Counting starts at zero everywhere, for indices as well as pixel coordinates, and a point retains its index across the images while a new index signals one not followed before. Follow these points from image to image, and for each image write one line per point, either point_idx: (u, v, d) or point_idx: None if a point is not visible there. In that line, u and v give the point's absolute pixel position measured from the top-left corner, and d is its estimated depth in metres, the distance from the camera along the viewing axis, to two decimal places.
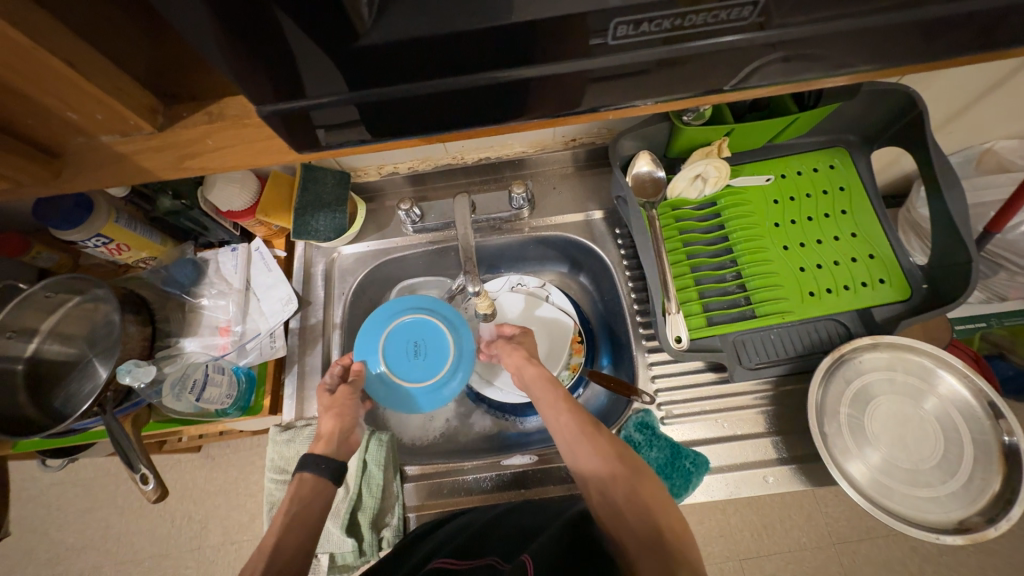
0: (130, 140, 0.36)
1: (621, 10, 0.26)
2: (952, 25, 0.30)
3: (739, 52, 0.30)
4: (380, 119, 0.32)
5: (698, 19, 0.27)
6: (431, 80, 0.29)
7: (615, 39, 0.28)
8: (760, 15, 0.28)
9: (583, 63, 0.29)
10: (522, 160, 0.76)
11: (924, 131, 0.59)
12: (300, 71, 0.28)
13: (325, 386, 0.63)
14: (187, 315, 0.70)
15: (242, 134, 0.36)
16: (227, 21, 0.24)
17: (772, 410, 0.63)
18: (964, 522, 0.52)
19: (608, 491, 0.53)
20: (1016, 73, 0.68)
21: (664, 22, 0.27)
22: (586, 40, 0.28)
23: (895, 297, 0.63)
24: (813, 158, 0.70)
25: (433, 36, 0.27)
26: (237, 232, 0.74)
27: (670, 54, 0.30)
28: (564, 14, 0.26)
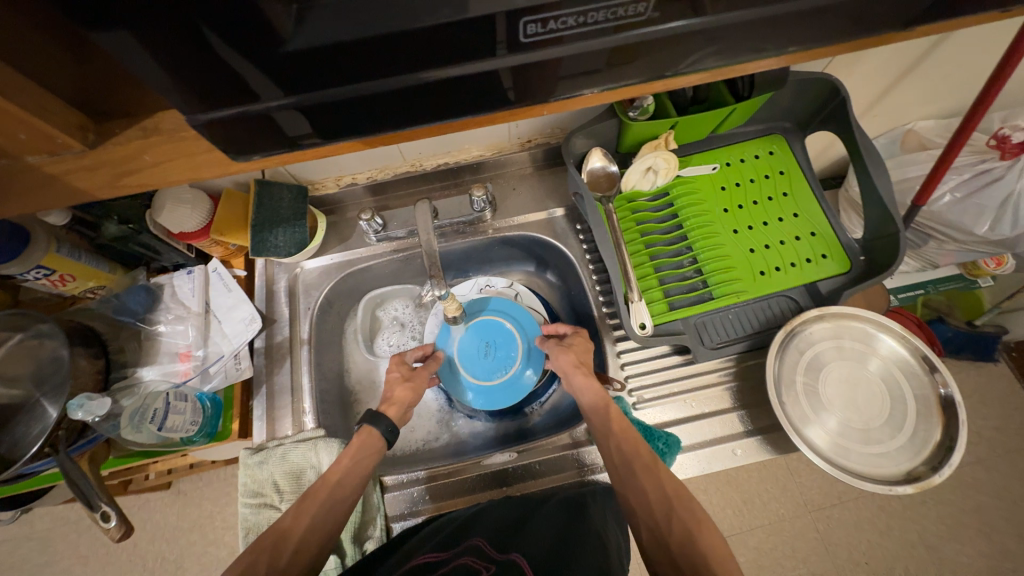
0: (61, 161, 0.35)
1: (529, 9, 0.27)
2: (842, 12, 0.33)
3: (653, 44, 0.32)
4: (322, 122, 0.32)
5: (601, 14, 0.29)
6: (362, 83, 0.30)
7: (527, 36, 0.29)
8: (659, 9, 0.29)
9: (504, 60, 0.31)
10: (481, 163, 0.77)
11: (847, 114, 0.64)
12: (227, 82, 0.28)
13: (404, 358, 0.68)
14: (144, 343, 0.67)
15: (182, 148, 0.36)
16: (145, 36, 0.24)
17: (735, 385, 0.66)
18: (912, 472, 0.56)
19: (660, 532, 0.48)
20: (924, 58, 0.74)
21: (570, 19, 0.29)
22: (503, 38, 0.29)
23: (837, 270, 0.67)
24: (754, 145, 0.74)
25: (358, 40, 0.27)
26: (191, 253, 0.72)
27: (585, 50, 0.31)
28: (476, 14, 0.27)
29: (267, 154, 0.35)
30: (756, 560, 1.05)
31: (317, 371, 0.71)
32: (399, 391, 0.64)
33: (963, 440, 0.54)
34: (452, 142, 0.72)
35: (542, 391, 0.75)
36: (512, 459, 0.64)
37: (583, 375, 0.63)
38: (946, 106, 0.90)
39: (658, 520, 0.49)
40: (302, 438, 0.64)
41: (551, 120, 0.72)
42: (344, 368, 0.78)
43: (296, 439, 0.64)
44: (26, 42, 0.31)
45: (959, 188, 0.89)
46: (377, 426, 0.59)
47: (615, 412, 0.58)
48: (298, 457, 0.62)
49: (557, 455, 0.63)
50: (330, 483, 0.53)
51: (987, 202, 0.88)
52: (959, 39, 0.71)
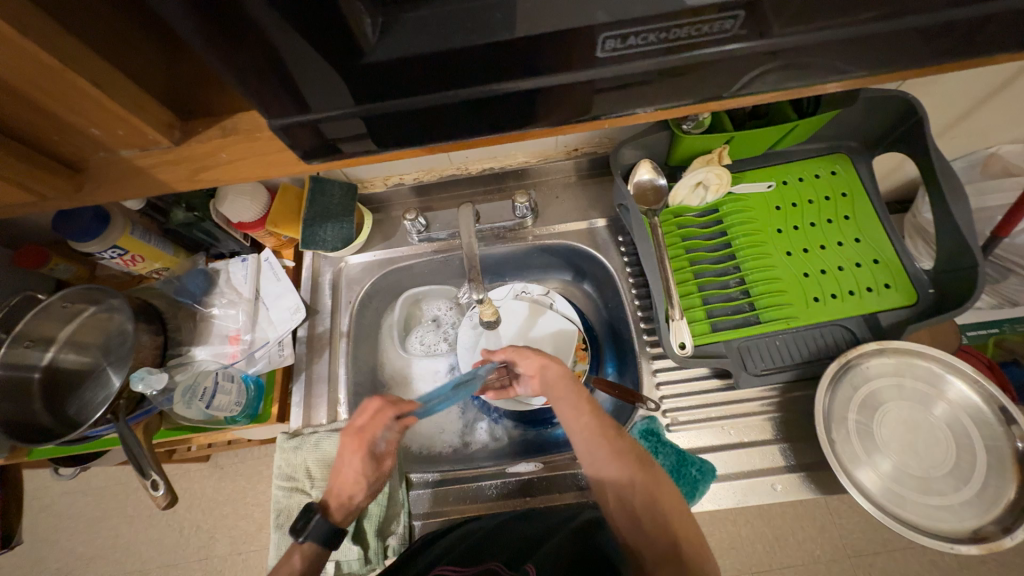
0: (148, 155, 0.38)
1: (609, 25, 0.27)
2: (934, 34, 0.30)
3: (729, 61, 0.31)
4: (387, 131, 0.33)
5: (683, 32, 0.28)
6: (434, 94, 0.31)
7: (604, 52, 0.29)
8: (744, 27, 0.29)
9: (572, 76, 0.30)
10: (526, 169, 0.77)
11: (924, 136, 0.60)
12: (312, 88, 0.29)
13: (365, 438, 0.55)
14: (199, 324, 0.72)
15: (254, 148, 0.37)
16: (233, 45, 0.26)
17: (779, 417, 0.62)
18: (978, 532, 0.51)
19: (626, 497, 0.53)
20: (1017, 77, 0.68)
21: (650, 35, 0.28)
22: (576, 55, 0.29)
23: (902, 302, 0.62)
24: (815, 164, 0.70)
25: (432, 54, 0.28)
26: (247, 242, 0.76)
27: (661, 66, 0.30)
28: (557, 28, 0.27)
29: (327, 160, 0.36)
30: None
31: (353, 363, 0.74)
32: (348, 482, 0.55)
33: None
34: (499, 147, 0.73)
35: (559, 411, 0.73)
36: (535, 470, 0.63)
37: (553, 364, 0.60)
38: None
39: (623, 488, 0.53)
40: (336, 428, 0.66)
41: (599, 129, 0.71)
42: (378, 363, 0.80)
43: (331, 428, 0.66)
44: (128, 45, 0.34)
45: None
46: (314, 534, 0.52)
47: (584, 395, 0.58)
48: (331, 446, 0.64)
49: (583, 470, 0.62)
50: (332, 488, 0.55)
51: None
52: None
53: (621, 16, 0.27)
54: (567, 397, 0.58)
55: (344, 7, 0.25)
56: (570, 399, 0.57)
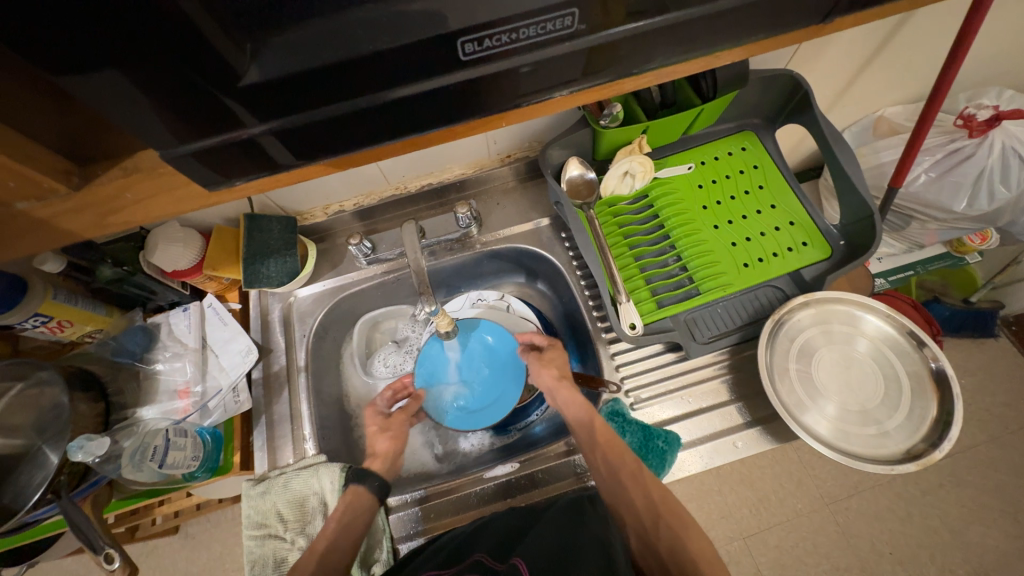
0: (46, 206, 0.36)
1: (460, 31, 0.30)
2: (765, 12, 0.35)
3: (594, 51, 0.34)
4: (292, 145, 0.34)
5: (530, 30, 0.31)
6: (312, 111, 0.32)
7: (466, 56, 0.31)
8: (582, 21, 0.31)
9: (448, 79, 0.32)
10: (464, 181, 0.79)
11: (812, 106, 0.66)
12: (192, 119, 0.30)
13: (380, 408, 0.70)
14: (143, 382, 0.68)
15: (160, 184, 0.37)
16: (111, 75, 0.26)
17: (730, 378, 0.66)
18: (912, 450, 0.56)
19: (648, 533, 0.54)
20: (881, 46, 0.77)
21: (503, 36, 0.31)
22: (444, 59, 0.31)
23: (818, 256, 0.68)
24: (726, 142, 0.76)
25: (311, 70, 0.29)
26: (186, 291, 0.73)
27: (526, 62, 0.33)
28: (414, 39, 0.29)
29: (251, 178, 0.36)
30: (779, 559, 1.03)
31: (316, 397, 0.72)
32: (382, 443, 0.66)
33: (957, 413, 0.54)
34: (434, 163, 0.75)
35: (536, 406, 0.74)
36: (514, 471, 0.64)
37: (568, 390, 0.65)
38: (911, 91, 0.93)
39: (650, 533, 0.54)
40: (304, 465, 0.64)
41: (527, 134, 0.74)
42: (344, 393, 0.78)
43: (298, 466, 0.64)
44: None
45: (933, 168, 0.91)
46: (360, 483, 0.59)
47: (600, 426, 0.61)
48: (300, 484, 0.62)
49: (561, 461, 0.64)
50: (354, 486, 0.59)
51: (961, 179, 0.90)
52: (911, 27, 0.74)
53: (469, 21, 0.29)
54: (587, 430, 0.61)
55: (212, 37, 0.26)
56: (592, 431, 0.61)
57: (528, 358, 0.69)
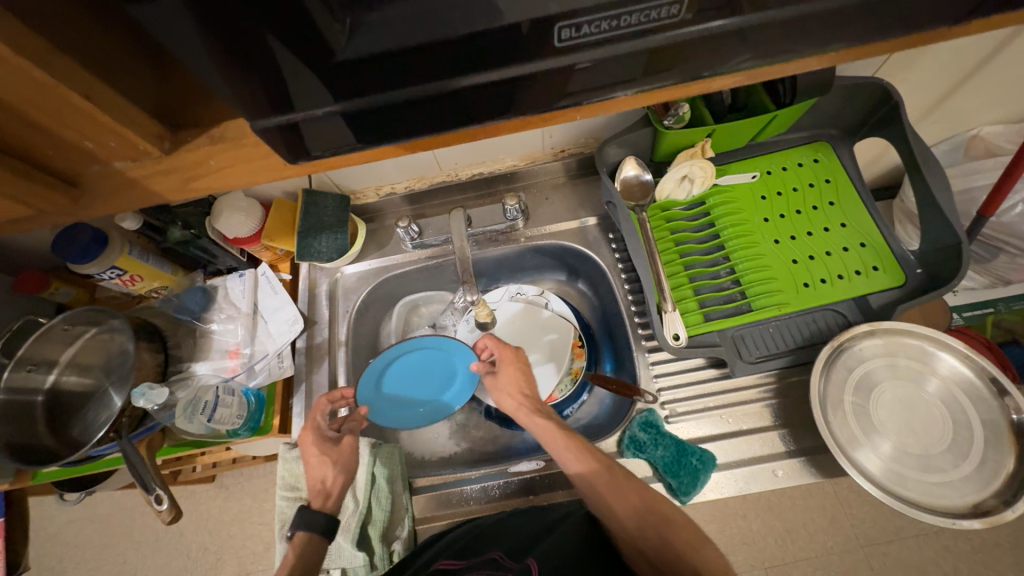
0: (142, 166, 0.39)
1: (557, 15, 0.28)
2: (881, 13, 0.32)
3: (689, 44, 0.32)
4: (363, 127, 0.34)
5: (629, 19, 0.29)
6: (399, 90, 0.32)
7: (561, 42, 0.30)
8: (689, 10, 0.29)
9: (536, 65, 0.32)
10: (515, 172, 0.79)
11: (902, 119, 0.61)
12: (284, 86, 0.30)
13: (320, 429, 0.60)
14: (199, 340, 0.72)
15: (241, 154, 0.38)
16: (207, 47, 0.26)
17: (777, 403, 0.63)
18: (979, 506, 0.51)
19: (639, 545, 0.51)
20: (990, 59, 0.70)
21: (603, 23, 0.29)
22: (536, 43, 0.30)
23: (890, 283, 0.63)
24: (797, 152, 0.71)
25: (403, 49, 0.29)
26: (243, 257, 0.77)
27: (621, 51, 0.31)
28: (509, 22, 0.29)
29: (306, 160, 0.37)
30: None
31: (352, 372, 0.75)
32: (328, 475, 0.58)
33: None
34: (487, 152, 0.74)
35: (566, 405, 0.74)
36: (540, 468, 0.63)
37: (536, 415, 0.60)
38: (1017, 110, 0.84)
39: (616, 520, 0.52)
40: None
41: (584, 130, 0.72)
42: None
43: None
44: (120, 63, 0.35)
45: None
46: (308, 530, 0.54)
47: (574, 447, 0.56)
48: None
49: None
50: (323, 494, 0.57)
51: None
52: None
53: (570, 6, 0.28)
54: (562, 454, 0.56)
55: (319, 19, 0.27)
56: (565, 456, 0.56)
57: (490, 381, 0.66)
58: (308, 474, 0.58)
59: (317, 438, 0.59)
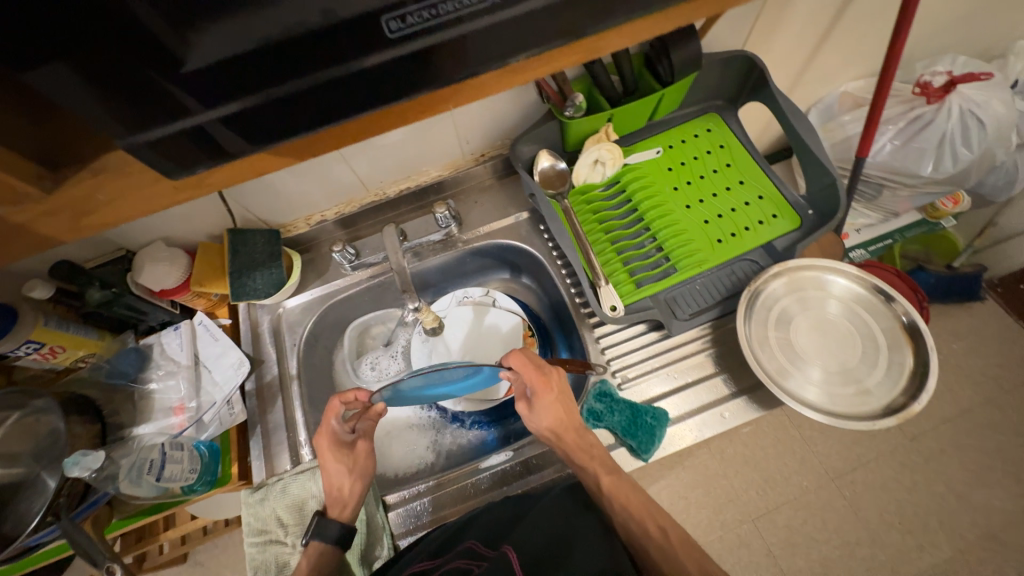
0: (25, 209, 0.37)
1: (381, 9, 0.29)
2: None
3: (535, 16, 0.32)
4: (255, 127, 0.33)
5: (449, 6, 0.30)
6: (251, 94, 0.31)
7: (393, 34, 0.30)
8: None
9: (381, 58, 0.31)
10: (441, 182, 0.81)
11: (768, 84, 0.70)
12: (148, 113, 0.29)
13: (338, 437, 0.61)
14: (139, 403, 0.69)
15: (129, 182, 0.39)
16: (50, 71, 0.25)
17: (714, 351, 0.68)
18: (893, 405, 0.57)
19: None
20: (835, 23, 0.80)
21: (425, 12, 0.29)
22: (370, 39, 0.30)
23: (789, 227, 0.71)
24: (692, 125, 0.78)
25: (255, 50, 0.29)
26: (176, 309, 0.74)
27: (455, 36, 0.32)
28: (331, 20, 0.28)
29: (212, 166, 0.35)
30: None
31: (310, 404, 0.73)
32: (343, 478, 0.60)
33: (929, 363, 0.57)
34: (410, 166, 0.77)
35: None
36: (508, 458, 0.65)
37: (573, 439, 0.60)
38: (871, 65, 0.96)
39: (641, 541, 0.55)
40: (301, 469, 0.64)
41: (498, 132, 0.76)
42: None
43: (296, 471, 0.64)
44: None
45: (898, 136, 0.94)
46: (325, 540, 0.57)
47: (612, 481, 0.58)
48: (299, 488, 0.63)
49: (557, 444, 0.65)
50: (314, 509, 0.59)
51: (925, 144, 0.92)
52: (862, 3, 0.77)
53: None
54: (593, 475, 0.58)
55: (157, 29, 0.26)
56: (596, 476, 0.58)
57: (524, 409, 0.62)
58: (325, 478, 0.60)
59: (332, 445, 0.61)
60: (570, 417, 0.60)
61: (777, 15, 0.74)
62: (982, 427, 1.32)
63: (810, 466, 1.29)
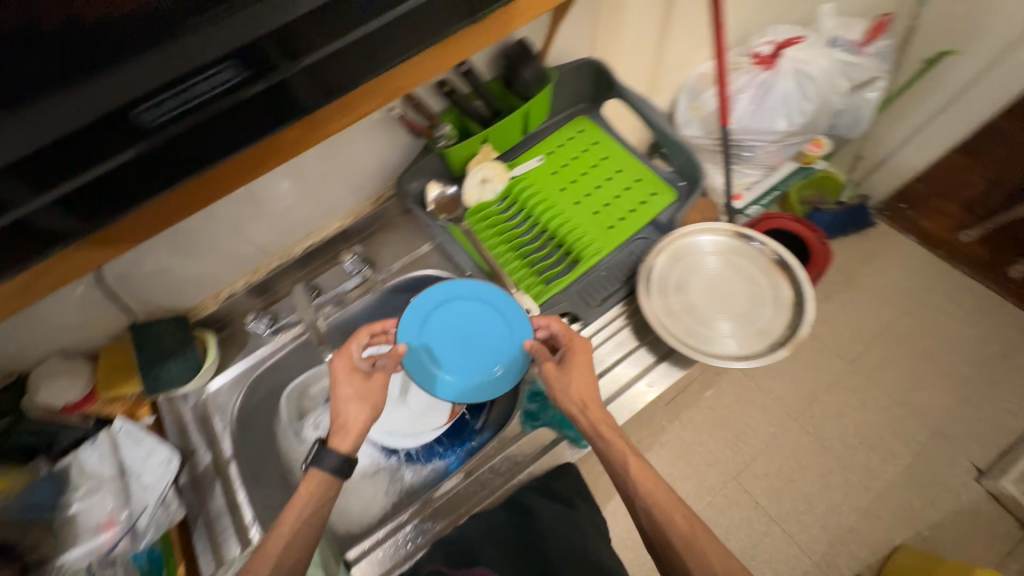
0: None
1: (133, 101, 0.36)
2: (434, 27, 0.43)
3: (291, 82, 0.40)
4: (61, 223, 0.38)
5: (198, 87, 0.37)
6: (45, 191, 0.36)
7: (154, 119, 0.37)
8: (238, 69, 0.38)
9: (157, 138, 0.38)
10: (346, 230, 0.82)
11: (615, 82, 0.79)
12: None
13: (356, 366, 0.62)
14: (59, 531, 0.63)
15: None
16: None
17: (627, 327, 0.73)
18: (785, 333, 0.66)
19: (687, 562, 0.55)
20: (665, 18, 0.91)
21: (175, 96, 0.37)
22: (136, 124, 0.37)
23: (668, 200, 0.77)
24: (567, 129, 0.84)
25: (34, 153, 0.34)
26: (89, 422, 0.69)
27: (217, 111, 0.39)
28: (96, 115, 0.35)
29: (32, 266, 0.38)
30: None
31: (253, 481, 0.72)
32: (353, 411, 0.61)
33: (805, 288, 0.67)
34: (309, 222, 0.78)
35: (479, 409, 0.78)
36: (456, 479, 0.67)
37: (593, 411, 0.61)
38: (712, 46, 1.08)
39: (664, 530, 0.57)
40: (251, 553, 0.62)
41: (388, 171, 0.78)
42: (287, 471, 0.77)
43: (245, 555, 0.62)
44: None
45: (752, 101, 1.05)
46: None
47: (638, 463, 0.60)
48: None
49: (512, 448, 0.67)
50: None
51: (772, 104, 1.04)
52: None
53: (137, 93, 0.36)
54: (620, 458, 0.60)
55: None
56: (626, 460, 0.59)
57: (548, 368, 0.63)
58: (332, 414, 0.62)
59: (349, 371, 0.62)
60: (590, 386, 0.62)
61: (611, 20, 0.83)
62: (906, 335, 1.46)
63: (770, 410, 1.39)
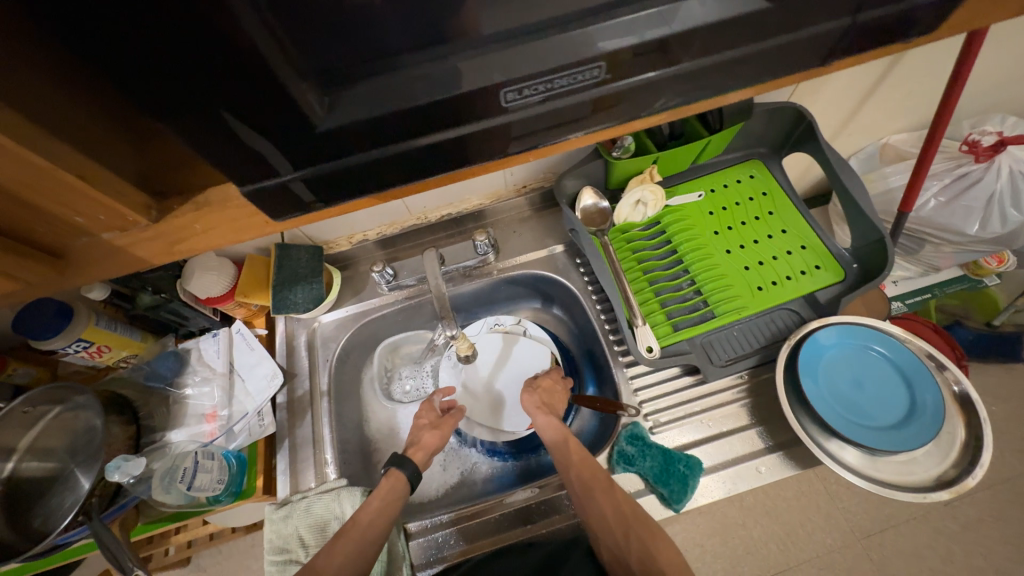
0: (130, 235, 0.38)
1: (590, 59, 0.32)
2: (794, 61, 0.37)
3: (705, 69, 0.36)
4: (394, 172, 0.36)
5: (562, 82, 0.33)
6: (405, 142, 0.34)
7: (595, 79, 0.33)
8: (618, 74, 0.34)
9: (573, 97, 0.34)
10: (482, 211, 0.82)
11: (815, 136, 0.70)
12: (258, 165, 0.33)
13: (435, 405, 0.71)
14: (174, 407, 0.70)
15: (225, 215, 0.39)
16: (213, 122, 0.29)
17: (750, 401, 0.67)
18: (942, 477, 0.58)
19: (620, 551, 0.54)
20: (882, 79, 0.82)
21: (608, 65, 0.33)
22: (574, 86, 0.33)
23: (832, 280, 0.69)
24: (735, 171, 0.78)
25: (434, 101, 0.32)
26: (217, 316, 0.75)
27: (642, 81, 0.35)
28: (447, 98, 0.32)
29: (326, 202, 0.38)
30: None
31: (337, 421, 0.74)
32: (429, 436, 0.67)
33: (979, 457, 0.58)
34: (453, 194, 0.78)
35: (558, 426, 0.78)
36: (443, 524, 0.65)
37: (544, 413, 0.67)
38: (916, 119, 0.96)
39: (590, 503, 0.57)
40: (325, 489, 0.64)
41: (543, 165, 0.77)
42: (363, 419, 0.80)
43: (320, 490, 0.63)
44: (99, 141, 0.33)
45: (942, 193, 0.93)
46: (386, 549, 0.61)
47: (573, 444, 0.63)
48: (322, 508, 0.61)
49: None
50: (361, 524, 0.55)
51: (972, 203, 0.91)
52: (910, 63, 0.79)
53: (520, 74, 0.32)
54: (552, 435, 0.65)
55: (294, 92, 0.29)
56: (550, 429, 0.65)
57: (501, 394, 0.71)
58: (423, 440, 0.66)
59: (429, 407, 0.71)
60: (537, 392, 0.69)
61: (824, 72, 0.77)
62: None
63: None
